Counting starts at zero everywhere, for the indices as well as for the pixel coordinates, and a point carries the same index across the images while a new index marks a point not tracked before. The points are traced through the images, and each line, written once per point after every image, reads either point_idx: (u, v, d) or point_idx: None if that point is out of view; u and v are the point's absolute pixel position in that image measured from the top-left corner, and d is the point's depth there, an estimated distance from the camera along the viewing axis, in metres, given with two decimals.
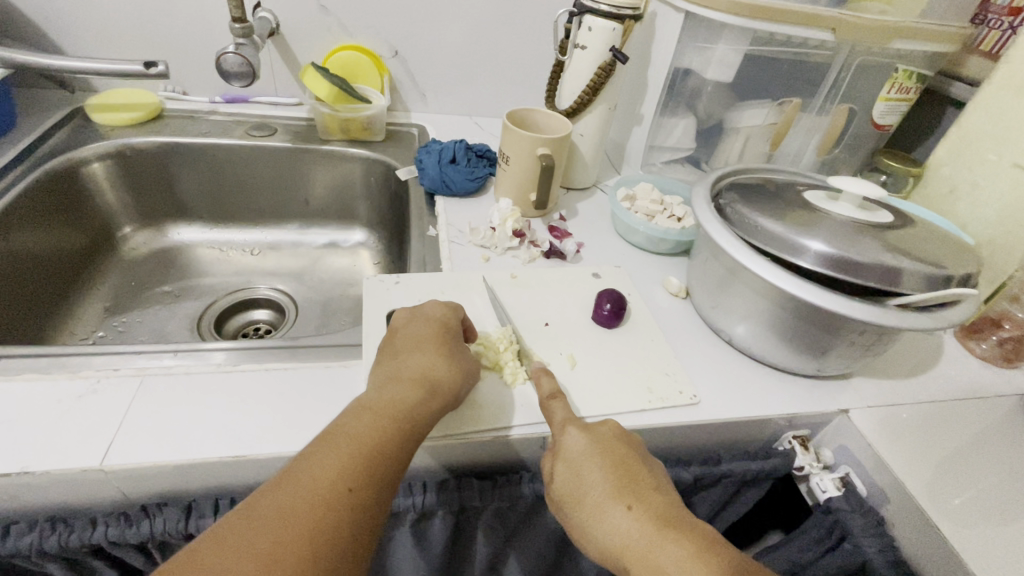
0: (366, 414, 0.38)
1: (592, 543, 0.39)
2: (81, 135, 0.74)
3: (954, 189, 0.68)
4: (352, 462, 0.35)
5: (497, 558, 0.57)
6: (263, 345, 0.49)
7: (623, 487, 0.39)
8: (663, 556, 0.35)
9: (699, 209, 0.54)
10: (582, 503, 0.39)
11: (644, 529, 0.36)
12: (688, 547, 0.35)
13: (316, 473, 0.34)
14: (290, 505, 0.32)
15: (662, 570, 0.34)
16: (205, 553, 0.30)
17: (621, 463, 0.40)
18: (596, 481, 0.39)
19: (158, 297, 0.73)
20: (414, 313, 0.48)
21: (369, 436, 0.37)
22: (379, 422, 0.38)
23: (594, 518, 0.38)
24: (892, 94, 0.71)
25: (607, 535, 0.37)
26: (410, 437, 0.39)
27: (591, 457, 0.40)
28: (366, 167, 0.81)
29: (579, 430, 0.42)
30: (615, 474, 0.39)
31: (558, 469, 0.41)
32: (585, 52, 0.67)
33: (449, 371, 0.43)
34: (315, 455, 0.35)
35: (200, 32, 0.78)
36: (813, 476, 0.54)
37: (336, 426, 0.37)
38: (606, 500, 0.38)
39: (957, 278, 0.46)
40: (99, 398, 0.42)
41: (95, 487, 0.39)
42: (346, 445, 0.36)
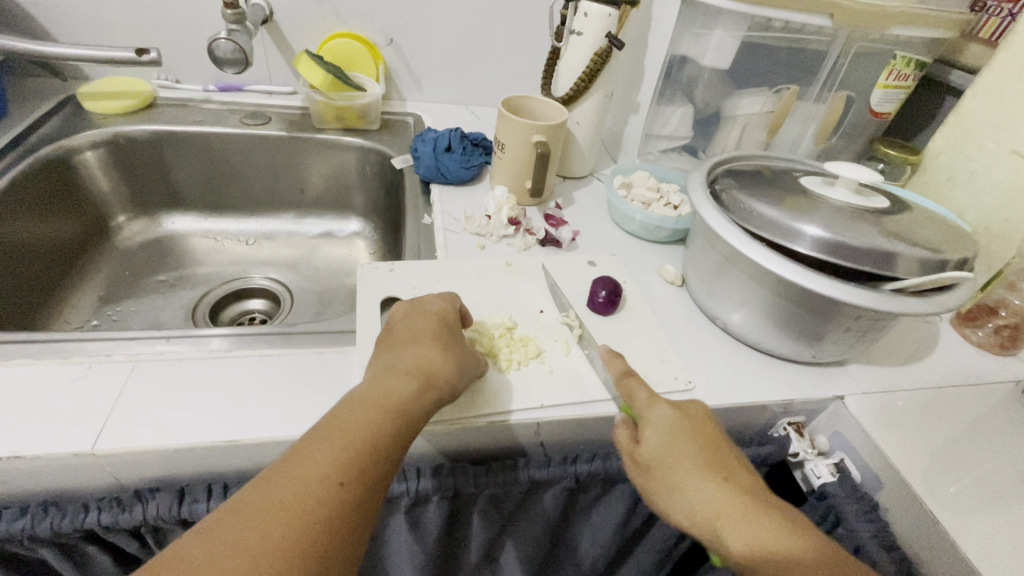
0: (360, 406, 0.38)
1: (679, 509, 0.40)
2: (73, 123, 0.73)
3: (952, 177, 0.68)
4: (344, 455, 0.35)
5: (492, 545, 0.57)
6: (256, 332, 0.49)
7: (714, 460, 0.40)
8: (757, 527, 0.36)
9: (695, 195, 0.53)
10: (671, 470, 0.40)
11: (740, 501, 0.38)
12: (782, 521, 0.37)
13: (307, 465, 0.34)
14: (281, 498, 0.32)
15: (750, 535, 0.36)
16: (195, 543, 0.30)
17: (710, 439, 0.41)
18: (689, 452, 0.40)
19: (153, 287, 0.73)
20: (412, 305, 0.47)
21: (362, 429, 0.36)
22: (372, 415, 0.37)
23: (686, 485, 0.39)
24: (890, 81, 0.69)
25: (695, 502, 0.39)
26: (404, 430, 0.38)
27: (681, 431, 0.41)
28: (361, 156, 0.81)
29: (669, 406, 0.43)
30: (704, 448, 0.40)
31: (646, 438, 0.42)
32: (581, 38, 0.67)
33: (445, 364, 0.42)
34: (307, 448, 0.35)
35: (194, 19, 0.77)
36: (808, 462, 0.54)
37: (329, 419, 0.37)
38: (699, 470, 0.40)
39: (953, 262, 0.46)
40: (91, 383, 0.42)
41: (87, 472, 0.39)
42: (339, 437, 0.35)
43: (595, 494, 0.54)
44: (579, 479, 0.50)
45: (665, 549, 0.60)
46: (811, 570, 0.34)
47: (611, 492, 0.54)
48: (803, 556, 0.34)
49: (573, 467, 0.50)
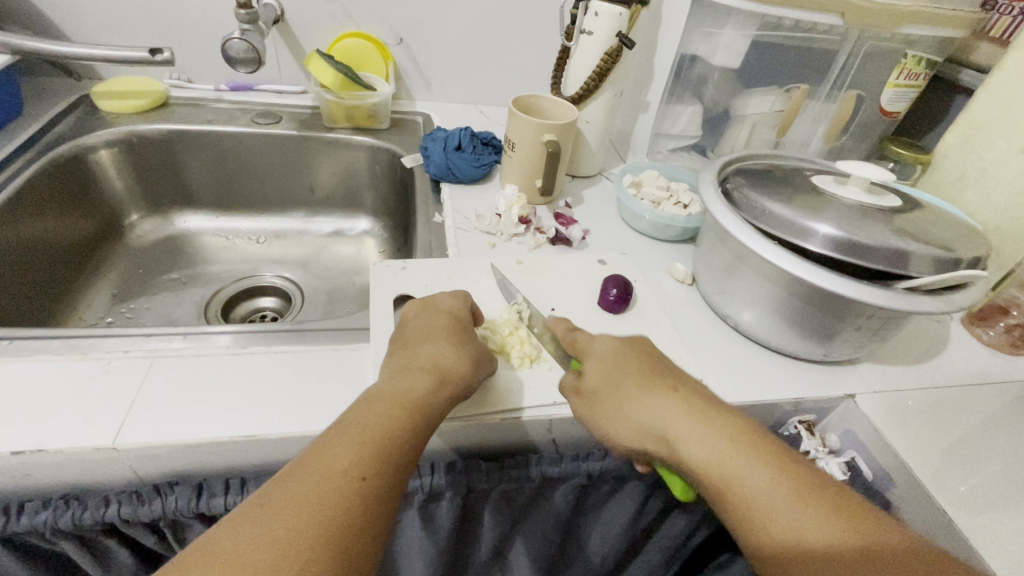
0: (378, 404, 0.38)
1: (627, 425, 0.41)
2: (87, 122, 0.74)
3: (962, 176, 0.67)
4: (363, 451, 0.35)
5: (502, 540, 0.57)
6: (271, 329, 0.49)
7: (657, 376, 0.43)
8: (703, 425, 0.39)
9: (706, 193, 0.53)
10: (618, 390, 0.42)
11: (685, 405, 0.40)
12: (724, 418, 0.39)
13: (328, 461, 0.34)
14: (305, 493, 0.32)
15: (700, 436, 0.38)
16: (222, 539, 0.30)
17: (651, 361, 0.44)
18: (632, 372, 0.43)
19: (165, 284, 0.73)
20: (425, 304, 0.48)
21: (380, 426, 0.37)
22: (390, 412, 0.38)
23: (634, 399, 0.41)
24: (901, 80, 0.70)
25: (645, 413, 0.40)
26: (422, 426, 0.39)
27: (624, 355, 0.44)
28: (371, 155, 0.81)
29: (609, 337, 0.46)
30: (646, 365, 0.43)
31: (592, 366, 0.44)
32: (591, 37, 0.67)
33: (460, 361, 0.43)
34: (328, 445, 0.35)
35: (206, 19, 0.78)
36: (819, 460, 0.54)
37: (348, 417, 0.38)
38: (643, 387, 0.42)
39: (966, 261, 0.46)
40: (111, 378, 0.42)
41: (107, 466, 0.39)
42: (357, 434, 0.36)
43: (606, 491, 0.54)
44: (591, 476, 0.50)
45: (674, 546, 0.60)
46: (755, 455, 0.37)
47: (621, 490, 0.54)
48: (748, 450, 0.37)
49: (586, 464, 0.50)
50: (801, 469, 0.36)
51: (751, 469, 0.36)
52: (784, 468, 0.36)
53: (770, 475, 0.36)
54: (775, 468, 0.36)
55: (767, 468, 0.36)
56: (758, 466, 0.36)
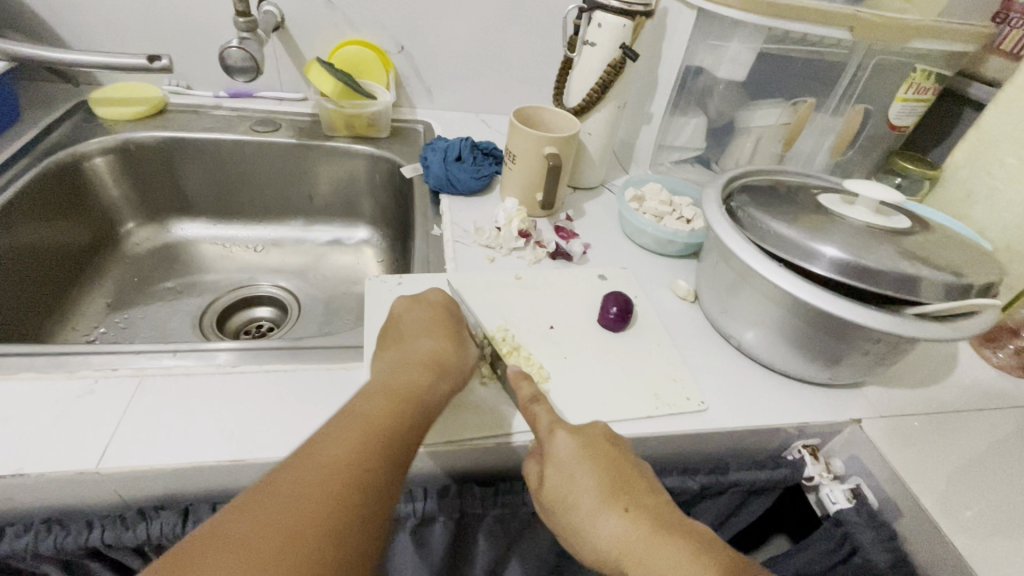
0: (376, 399, 0.38)
1: (586, 545, 0.38)
2: (84, 129, 0.73)
3: (972, 193, 0.66)
4: (367, 441, 0.34)
5: (497, 564, 0.56)
6: (263, 346, 0.48)
7: (617, 489, 0.38)
8: (660, 561, 0.35)
9: (710, 212, 0.52)
10: (575, 509, 0.39)
11: (643, 534, 0.36)
12: (687, 554, 0.35)
13: (335, 450, 0.33)
14: (315, 479, 0.32)
15: (655, 575, 0.34)
16: (226, 527, 0.29)
17: (615, 469, 0.39)
18: (588, 489, 0.38)
19: (161, 293, 0.73)
20: (415, 299, 0.48)
21: (381, 419, 0.36)
22: (391, 405, 0.37)
23: (590, 522, 0.38)
24: (910, 95, 0.68)
25: (600, 540, 0.37)
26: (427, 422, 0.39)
27: (583, 465, 0.39)
28: (370, 163, 0.80)
29: (569, 434, 0.40)
30: (605, 479, 0.38)
31: (549, 476, 0.40)
32: (594, 49, 0.66)
33: (459, 356, 0.44)
34: (331, 436, 0.34)
35: (205, 25, 0.77)
36: (823, 487, 0.53)
37: (350, 408, 0.37)
38: (600, 507, 0.38)
39: (977, 286, 0.44)
40: (97, 398, 0.41)
41: (91, 489, 0.38)
42: (361, 425, 0.35)
43: None
44: None
45: None
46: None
47: None
48: None
49: None
50: None
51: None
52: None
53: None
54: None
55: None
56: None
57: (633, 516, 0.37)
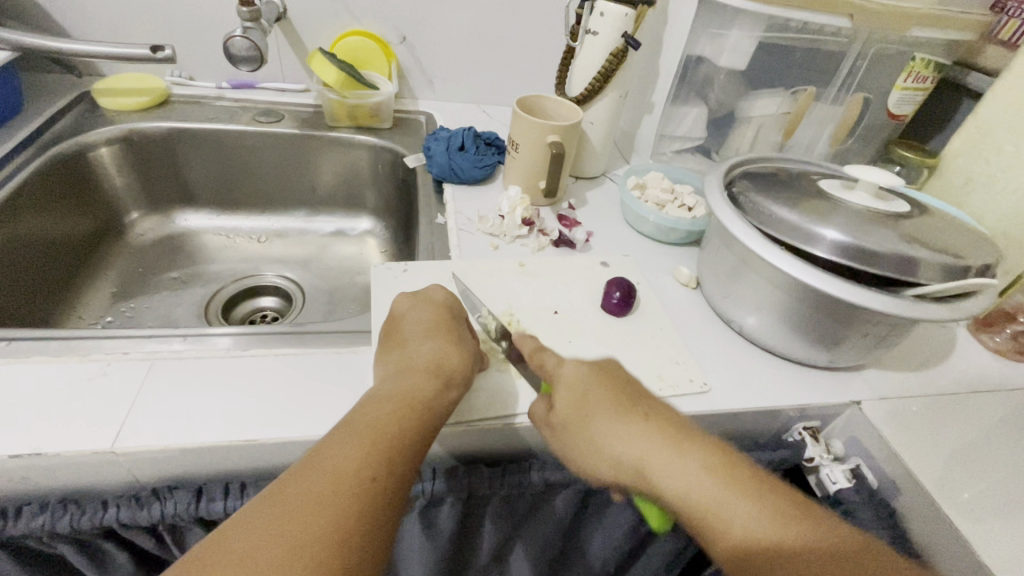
0: (381, 406, 0.38)
1: (599, 448, 0.39)
2: (88, 119, 0.73)
3: (969, 180, 0.67)
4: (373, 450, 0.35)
5: (503, 546, 0.57)
6: (272, 331, 0.49)
7: (628, 403, 0.41)
8: (669, 451, 0.37)
9: (712, 197, 0.53)
10: (587, 415, 0.40)
11: (657, 433, 0.38)
12: (702, 449, 0.37)
13: (341, 460, 0.34)
14: (318, 490, 0.32)
15: (675, 466, 0.36)
16: (232, 536, 0.29)
17: (623, 386, 0.42)
18: (598, 402, 0.41)
19: (165, 283, 0.73)
20: (416, 298, 0.48)
21: (387, 427, 0.36)
22: (397, 413, 0.38)
23: (605, 430, 0.39)
24: (908, 83, 0.69)
25: (615, 447, 0.39)
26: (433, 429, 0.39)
27: (593, 382, 0.42)
28: (373, 154, 0.81)
29: (579, 362, 0.44)
30: (616, 393, 0.41)
31: (560, 396, 0.42)
32: (596, 38, 0.66)
33: (459, 360, 0.43)
34: (338, 444, 0.35)
35: (208, 16, 0.77)
36: (823, 467, 0.53)
37: (356, 417, 0.37)
38: (612, 417, 0.40)
39: (973, 268, 0.45)
40: (110, 380, 0.42)
41: (105, 469, 0.39)
42: (368, 433, 0.36)
43: (607, 497, 0.54)
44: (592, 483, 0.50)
45: (676, 551, 0.60)
46: (720, 479, 0.35)
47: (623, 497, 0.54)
48: (729, 478, 0.35)
49: None
50: (781, 500, 0.34)
51: (714, 491, 0.35)
52: (748, 487, 0.35)
53: (737, 497, 0.34)
54: (741, 488, 0.35)
55: (726, 490, 0.34)
56: (719, 488, 0.35)
57: (643, 420, 0.39)
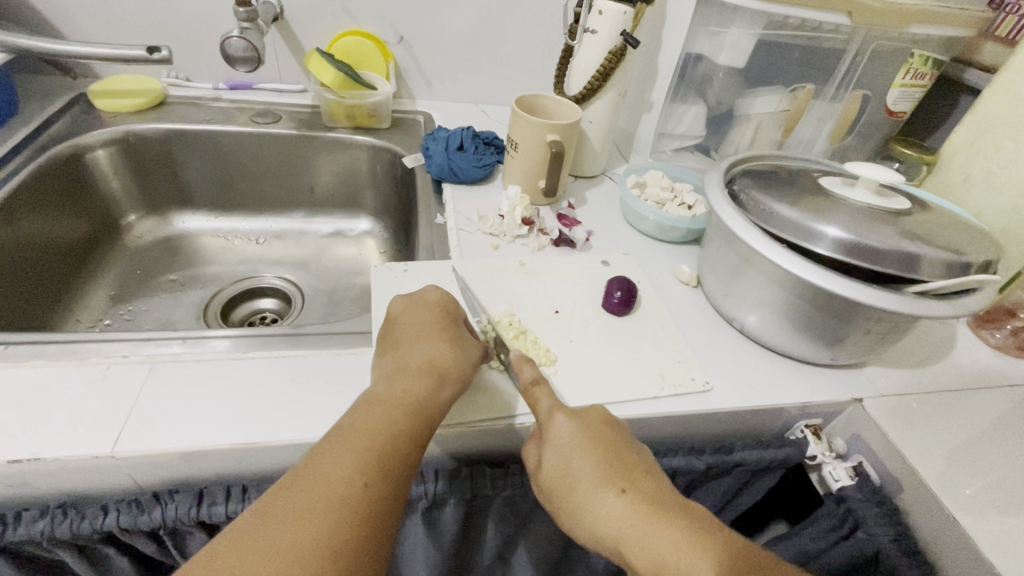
0: (373, 409, 0.37)
1: (584, 522, 0.39)
2: (84, 121, 0.73)
3: (968, 177, 0.67)
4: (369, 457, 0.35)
5: (506, 546, 0.57)
6: (273, 333, 0.48)
7: (613, 471, 0.39)
8: (651, 530, 0.36)
9: (712, 195, 0.53)
10: (574, 490, 0.40)
11: (637, 512, 0.37)
12: (682, 529, 0.36)
13: (333, 471, 0.33)
14: (311, 505, 0.32)
15: (651, 549, 0.36)
16: (224, 556, 0.30)
17: (612, 448, 0.40)
18: (583, 471, 0.39)
19: (163, 286, 0.73)
20: (411, 298, 0.47)
21: (379, 431, 0.36)
22: (390, 415, 0.37)
23: (587, 501, 0.39)
24: (907, 80, 0.69)
25: (597, 520, 0.38)
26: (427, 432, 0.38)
27: (580, 447, 0.40)
28: (371, 154, 0.80)
29: (569, 417, 0.41)
30: (603, 459, 0.39)
31: (547, 458, 0.41)
32: (595, 36, 0.66)
33: (458, 358, 0.43)
34: (328, 451, 0.34)
35: (204, 16, 0.77)
36: (826, 464, 0.54)
37: (350, 420, 0.37)
38: (597, 491, 0.39)
39: (976, 265, 0.45)
40: (109, 384, 0.42)
41: (105, 474, 0.39)
42: (361, 439, 0.35)
43: None
44: None
45: None
46: (703, 565, 0.34)
47: None
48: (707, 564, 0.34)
49: None
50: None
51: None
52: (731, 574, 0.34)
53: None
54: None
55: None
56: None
57: (626, 494, 0.38)
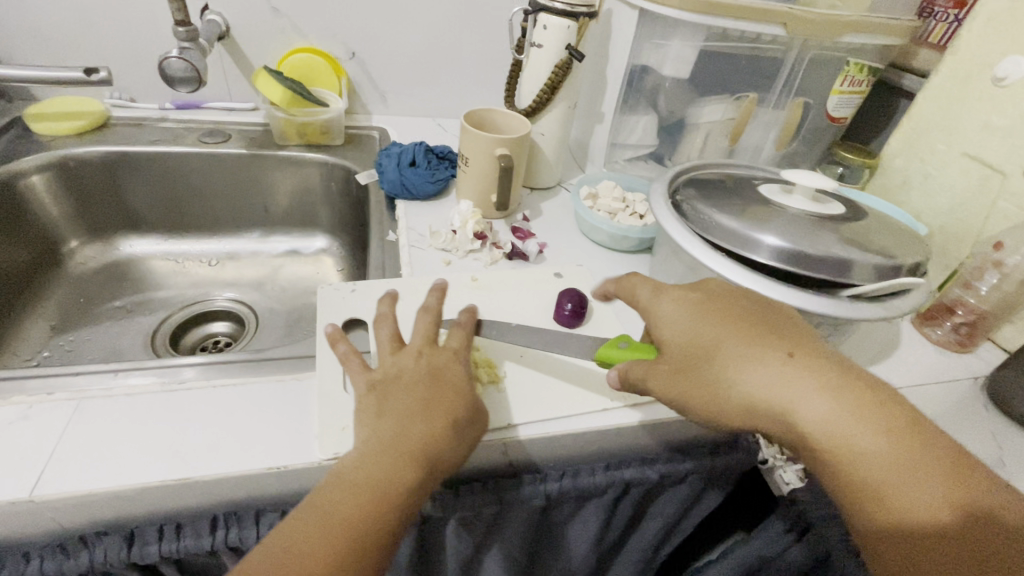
0: (417, 386, 0.39)
1: (723, 406, 0.37)
2: (20, 146, 0.70)
3: (907, 178, 0.70)
4: (402, 460, 0.35)
5: (468, 566, 0.56)
6: (210, 361, 0.47)
7: (764, 338, 0.38)
8: (838, 408, 0.35)
9: (656, 206, 0.53)
10: (719, 362, 0.38)
11: (804, 375, 0.36)
12: (862, 394, 0.35)
13: (369, 476, 0.35)
14: (343, 517, 0.33)
15: (825, 412, 0.35)
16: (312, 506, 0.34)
17: (747, 316, 0.40)
18: (729, 337, 0.38)
19: (109, 314, 0.70)
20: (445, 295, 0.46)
21: (429, 406, 0.38)
22: (431, 393, 0.39)
23: (742, 368, 0.37)
24: (845, 87, 0.72)
25: (755, 386, 0.36)
26: (462, 421, 0.39)
27: (708, 320, 0.40)
28: (325, 171, 0.79)
29: (683, 295, 0.42)
30: (745, 326, 0.39)
31: (673, 333, 0.40)
32: (542, 50, 0.67)
33: (450, 351, 0.42)
34: (391, 423, 0.37)
35: (147, 36, 0.75)
36: (777, 468, 0.54)
37: (401, 395, 0.39)
38: (759, 363, 0.37)
39: (906, 267, 0.47)
40: (30, 425, 0.40)
41: (27, 519, 0.37)
42: (412, 415, 0.37)
43: (568, 510, 0.54)
44: (550, 498, 0.50)
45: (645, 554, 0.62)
46: (905, 456, 0.33)
47: (583, 508, 0.54)
48: (885, 429, 0.34)
49: (544, 486, 0.49)
50: (934, 455, 0.33)
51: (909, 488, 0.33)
52: (936, 470, 0.33)
53: (932, 494, 0.33)
54: (928, 471, 0.33)
55: (914, 473, 0.33)
56: (909, 484, 0.33)
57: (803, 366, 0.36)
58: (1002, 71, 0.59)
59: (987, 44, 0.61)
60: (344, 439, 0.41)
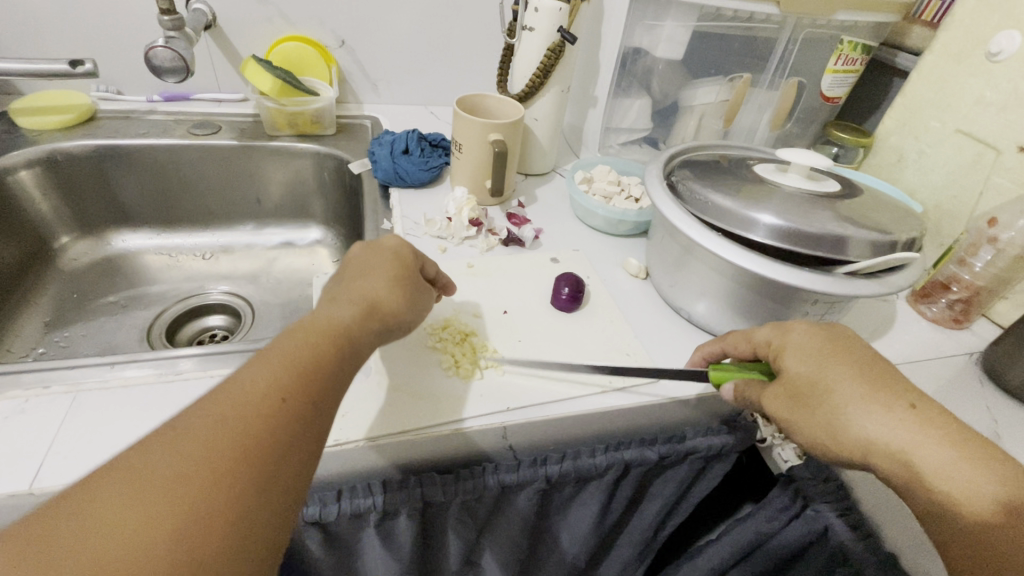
0: (364, 256, 0.42)
1: (837, 440, 0.35)
2: (5, 141, 0.69)
3: (902, 157, 0.70)
4: (347, 311, 0.36)
5: (470, 551, 0.57)
6: (206, 351, 0.47)
7: (878, 384, 0.36)
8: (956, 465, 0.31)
9: (651, 187, 0.53)
10: (827, 395, 0.36)
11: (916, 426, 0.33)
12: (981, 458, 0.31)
13: (308, 328, 0.35)
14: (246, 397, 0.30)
15: (941, 465, 0.31)
16: (208, 411, 0.29)
17: (868, 361, 0.37)
18: (844, 376, 0.36)
19: (103, 309, 0.70)
20: None
21: (375, 265, 0.40)
22: (376, 258, 0.41)
23: (852, 408, 0.35)
24: (838, 66, 0.71)
25: (863, 428, 0.34)
26: (404, 282, 0.40)
27: (827, 355, 0.38)
28: (317, 162, 0.79)
29: (806, 327, 0.41)
30: (862, 368, 0.37)
31: (790, 363, 0.39)
32: (534, 33, 0.66)
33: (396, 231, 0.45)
34: (338, 286, 0.39)
35: (133, 27, 0.74)
36: (776, 445, 0.59)
37: (350, 264, 0.41)
38: (899, 416, 0.33)
39: (901, 242, 0.47)
40: (27, 418, 0.39)
41: (27, 513, 0.37)
42: (357, 274, 0.40)
43: (568, 493, 0.54)
44: (550, 480, 0.50)
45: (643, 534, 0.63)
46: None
47: (583, 490, 0.54)
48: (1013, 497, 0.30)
49: (544, 469, 0.49)
50: None
51: None
52: None
53: None
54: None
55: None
56: None
57: (927, 414, 0.33)
58: (996, 46, 0.59)
59: (980, 19, 0.61)
60: (345, 425, 0.41)
